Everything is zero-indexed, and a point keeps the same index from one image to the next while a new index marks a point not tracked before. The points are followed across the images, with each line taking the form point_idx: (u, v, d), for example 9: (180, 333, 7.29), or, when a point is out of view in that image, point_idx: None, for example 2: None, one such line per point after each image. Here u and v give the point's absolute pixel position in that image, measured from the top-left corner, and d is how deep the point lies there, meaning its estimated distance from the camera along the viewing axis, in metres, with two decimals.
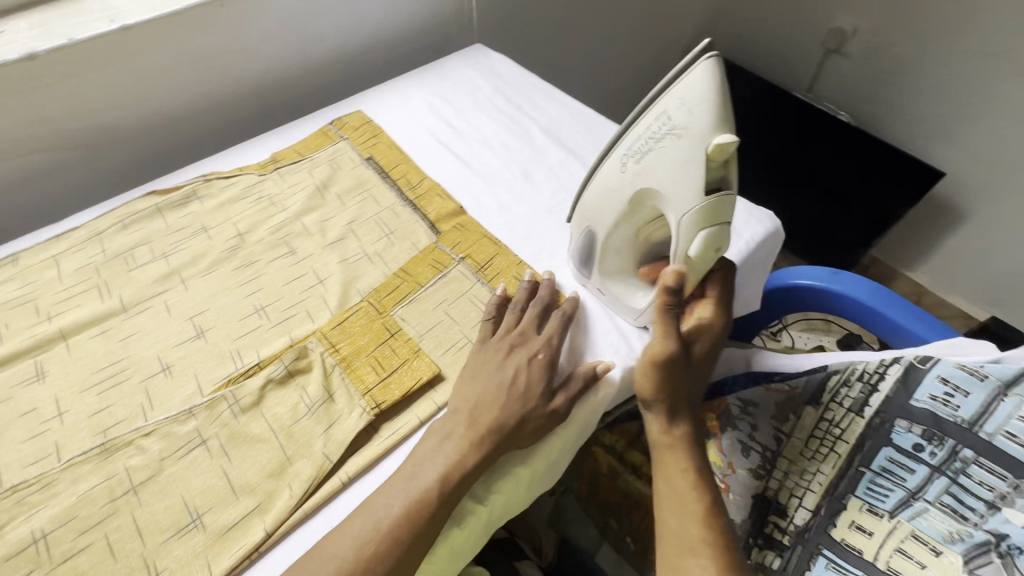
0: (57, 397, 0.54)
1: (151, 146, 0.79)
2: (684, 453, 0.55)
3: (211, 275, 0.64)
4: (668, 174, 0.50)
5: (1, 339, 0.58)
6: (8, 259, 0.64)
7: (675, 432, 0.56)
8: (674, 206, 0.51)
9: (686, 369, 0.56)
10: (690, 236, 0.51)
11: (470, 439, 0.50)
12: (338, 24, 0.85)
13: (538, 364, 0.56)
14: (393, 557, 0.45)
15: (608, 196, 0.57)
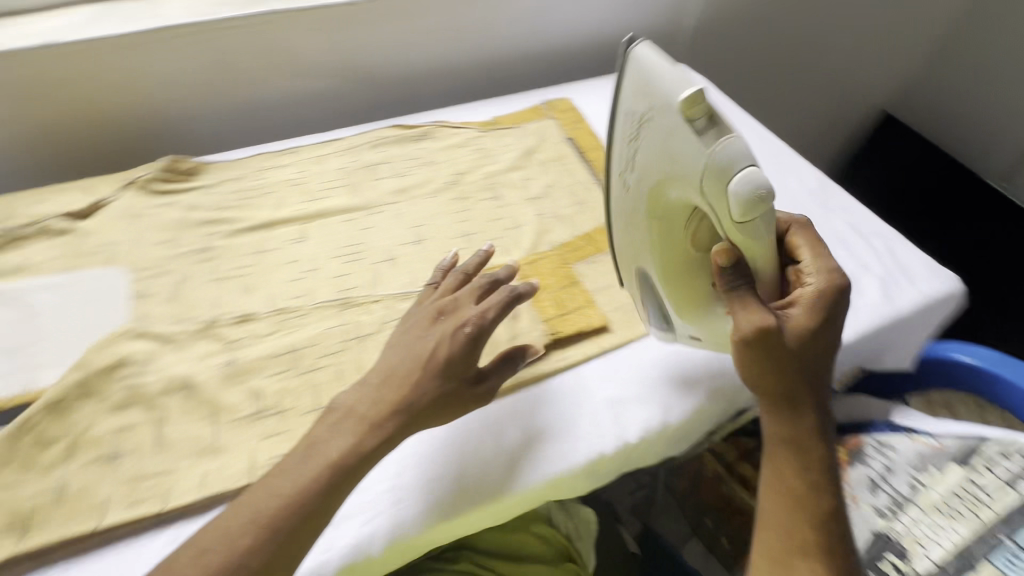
0: (314, 257, 0.69)
1: (398, 92, 0.94)
2: (805, 454, 0.49)
3: (433, 198, 0.77)
4: (658, 160, 0.47)
5: (280, 205, 0.75)
6: (290, 150, 0.82)
7: (793, 430, 0.49)
8: (686, 188, 0.46)
9: (800, 350, 0.48)
10: (731, 199, 0.43)
11: (367, 421, 0.47)
12: (567, 18, 0.96)
13: (463, 337, 0.50)
14: (299, 515, 0.43)
15: (626, 216, 0.54)
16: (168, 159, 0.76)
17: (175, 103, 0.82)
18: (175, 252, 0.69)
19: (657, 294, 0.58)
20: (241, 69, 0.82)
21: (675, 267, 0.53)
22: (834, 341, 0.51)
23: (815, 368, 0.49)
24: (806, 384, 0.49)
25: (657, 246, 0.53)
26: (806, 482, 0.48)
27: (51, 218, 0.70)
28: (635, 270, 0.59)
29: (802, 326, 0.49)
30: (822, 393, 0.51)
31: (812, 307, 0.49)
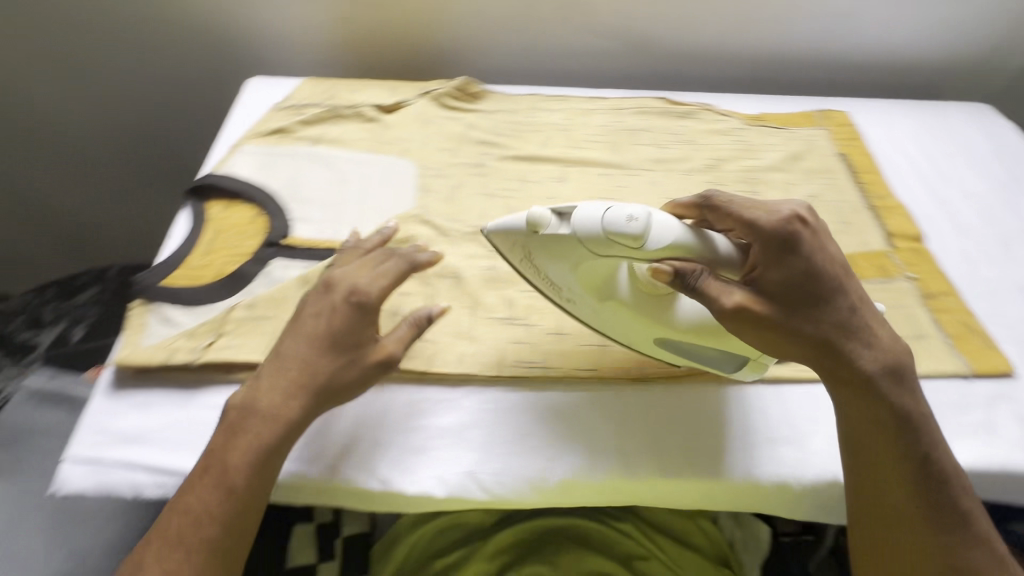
0: (571, 198, 0.72)
1: (665, 67, 0.94)
2: (873, 411, 0.50)
3: (689, 176, 0.77)
4: (549, 263, 0.54)
5: (546, 144, 0.79)
6: (560, 97, 0.86)
7: (853, 392, 0.50)
8: (579, 258, 0.53)
9: (794, 307, 0.49)
10: (605, 239, 0.50)
11: (270, 413, 0.49)
12: (863, 27, 0.90)
13: (349, 308, 0.52)
14: (221, 514, 0.47)
15: (599, 317, 0.56)
16: (460, 80, 0.84)
17: (473, 31, 0.90)
18: (452, 161, 0.76)
19: (687, 347, 0.55)
20: (538, 13, 0.88)
21: (660, 317, 0.54)
22: (823, 278, 0.50)
23: (824, 320, 0.49)
24: (832, 337, 0.49)
25: (638, 318, 0.54)
26: (880, 442, 0.50)
27: (363, 105, 0.81)
28: (659, 351, 0.56)
29: (778, 282, 0.49)
30: (859, 336, 0.50)
31: (777, 259, 0.50)
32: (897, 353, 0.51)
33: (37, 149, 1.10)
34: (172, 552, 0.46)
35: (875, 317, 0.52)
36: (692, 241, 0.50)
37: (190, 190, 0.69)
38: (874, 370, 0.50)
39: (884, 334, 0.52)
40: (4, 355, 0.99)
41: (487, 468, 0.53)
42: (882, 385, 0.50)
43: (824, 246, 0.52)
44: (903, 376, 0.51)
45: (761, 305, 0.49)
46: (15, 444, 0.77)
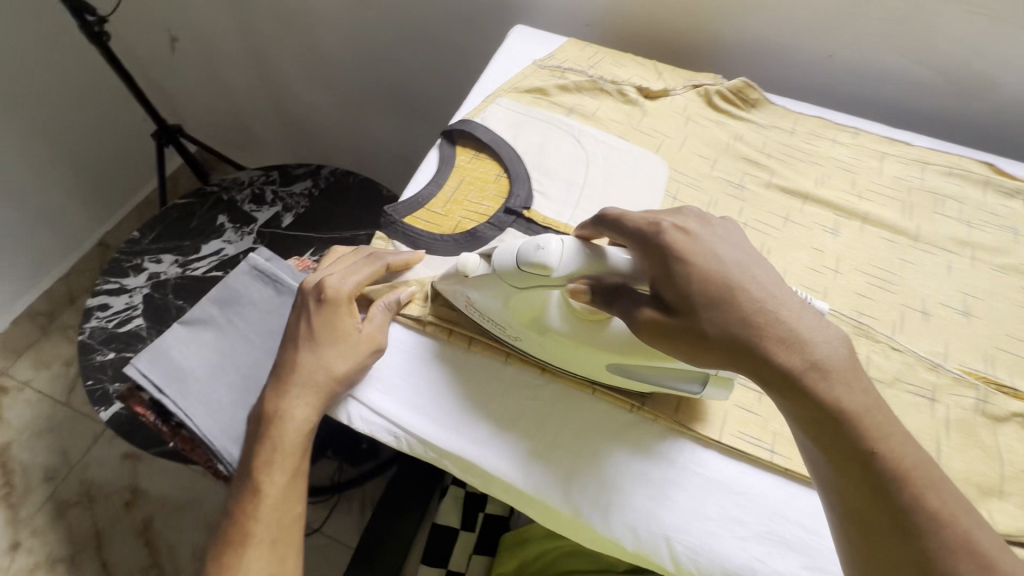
0: (841, 258, 0.61)
1: (987, 120, 0.76)
2: (809, 409, 0.38)
3: (1001, 274, 0.61)
4: (474, 291, 0.50)
5: (822, 183, 0.67)
6: (852, 128, 0.72)
7: (782, 394, 0.38)
8: (503, 292, 0.49)
9: (697, 312, 0.40)
10: (521, 272, 0.46)
11: (279, 422, 0.50)
12: None
13: (321, 306, 0.53)
14: (268, 516, 0.49)
15: (542, 350, 0.51)
16: (741, 82, 0.73)
17: (769, 26, 0.77)
18: (710, 172, 0.67)
19: (637, 372, 0.49)
20: (861, 23, 0.72)
21: (595, 341, 0.48)
22: (721, 277, 0.40)
23: (728, 317, 0.39)
24: (744, 335, 0.39)
25: (577, 346, 0.49)
26: (819, 440, 0.38)
27: (625, 83, 0.74)
28: (610, 378, 0.50)
29: (675, 289, 0.41)
30: (779, 330, 0.39)
31: (667, 266, 0.42)
32: (833, 352, 0.38)
33: (294, 42, 1.17)
34: (227, 552, 0.49)
35: (794, 309, 0.40)
36: (586, 268, 0.45)
37: (443, 131, 0.69)
38: (795, 366, 0.38)
39: (796, 317, 0.39)
40: (231, 221, 1.13)
41: (687, 534, 0.46)
42: (809, 381, 0.38)
43: (705, 241, 0.43)
44: (835, 370, 0.38)
45: (665, 320, 0.41)
46: (231, 306, 0.86)
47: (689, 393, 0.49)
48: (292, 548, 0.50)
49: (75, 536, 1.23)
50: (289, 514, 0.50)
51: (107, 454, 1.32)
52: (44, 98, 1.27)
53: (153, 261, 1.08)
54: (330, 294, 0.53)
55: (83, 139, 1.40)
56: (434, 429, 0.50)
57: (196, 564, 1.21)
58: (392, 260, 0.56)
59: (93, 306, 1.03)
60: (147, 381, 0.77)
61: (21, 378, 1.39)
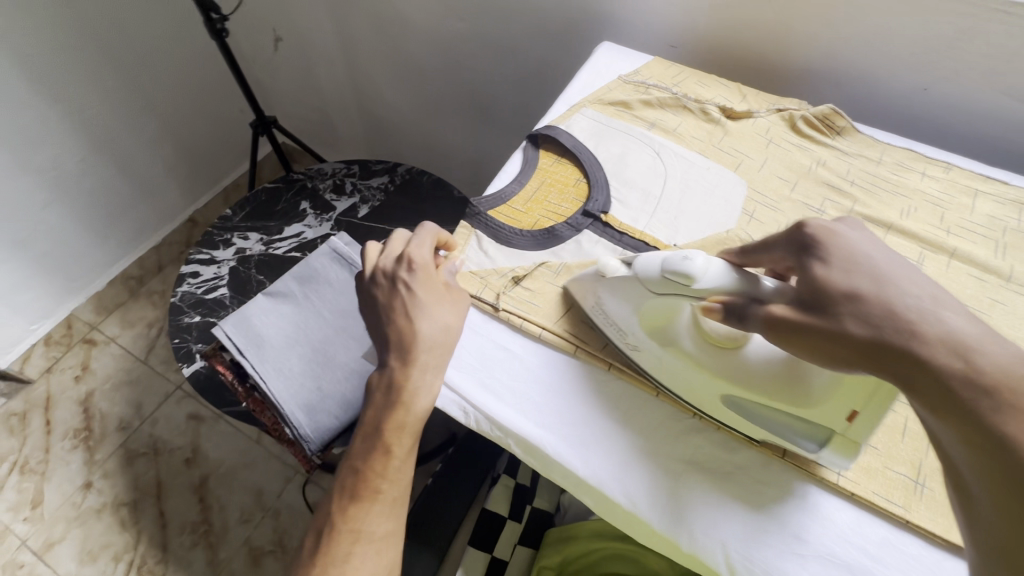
0: None
1: None
2: (968, 431, 0.33)
3: None
4: (610, 294, 0.52)
5: (909, 215, 0.66)
6: (943, 163, 0.70)
7: (932, 408, 0.35)
8: (638, 295, 0.50)
9: (835, 307, 0.40)
10: (663, 279, 0.47)
11: (408, 383, 0.52)
12: None
13: (414, 274, 0.56)
14: (393, 476, 0.52)
15: (661, 366, 0.52)
16: (828, 108, 0.73)
17: (862, 56, 0.77)
18: (790, 194, 0.67)
19: (755, 412, 0.48)
20: (962, 57, 0.71)
21: (718, 366, 0.49)
22: (869, 273, 0.40)
23: (871, 311, 0.38)
24: (887, 332, 0.37)
25: (697, 368, 0.50)
26: (977, 466, 0.33)
27: (709, 102, 0.75)
28: (723, 410, 0.50)
29: (807, 285, 0.42)
30: (936, 332, 0.36)
31: (809, 267, 0.43)
32: (1022, 372, 0.33)
33: (385, 47, 1.25)
34: (352, 505, 0.51)
35: (961, 313, 0.37)
36: (730, 284, 0.46)
37: (528, 135, 0.72)
38: (954, 379, 0.34)
39: (965, 326, 0.35)
40: (312, 208, 1.21)
41: (744, 545, 0.46)
42: (974, 402, 0.33)
43: (852, 238, 0.43)
44: (1019, 392, 0.32)
45: (796, 317, 0.41)
46: (309, 283, 0.93)
47: (802, 450, 0.47)
48: (404, 508, 0.53)
49: (139, 484, 1.33)
50: (405, 477, 0.53)
51: (174, 413, 1.42)
52: (160, 82, 1.41)
53: (241, 238, 1.18)
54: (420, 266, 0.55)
55: (188, 122, 1.54)
56: (506, 412, 0.52)
57: (243, 526, 1.28)
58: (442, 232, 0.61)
59: (185, 273, 1.12)
60: (231, 342, 0.84)
61: (109, 334, 1.52)
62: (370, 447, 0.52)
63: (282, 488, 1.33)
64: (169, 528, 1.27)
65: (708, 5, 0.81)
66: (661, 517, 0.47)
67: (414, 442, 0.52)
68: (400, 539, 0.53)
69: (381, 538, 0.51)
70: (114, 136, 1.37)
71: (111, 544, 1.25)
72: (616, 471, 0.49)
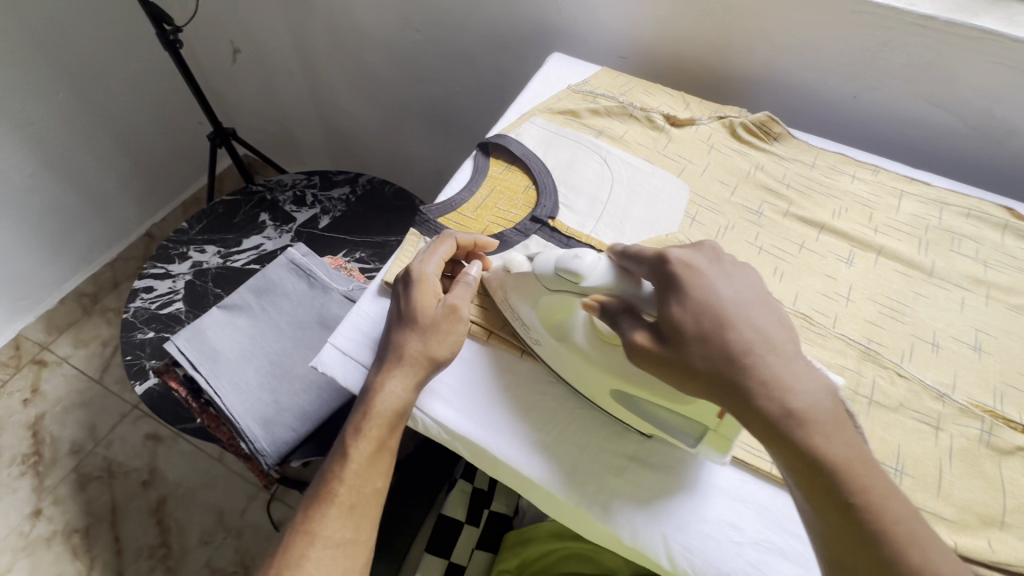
0: (853, 286, 0.63)
1: (1007, 167, 0.78)
2: (789, 454, 0.41)
3: (1013, 314, 0.62)
4: (518, 297, 0.54)
5: (840, 216, 0.69)
6: (872, 166, 0.74)
7: (765, 436, 0.42)
8: (534, 292, 0.53)
9: (686, 345, 0.43)
10: (557, 277, 0.50)
11: (372, 387, 0.51)
12: None
13: (412, 290, 0.55)
14: (353, 482, 0.51)
15: (559, 360, 0.53)
16: (765, 116, 0.77)
17: (796, 66, 0.81)
18: (730, 198, 0.70)
19: (646, 408, 0.50)
20: (885, 67, 0.76)
21: (599, 362, 0.51)
22: (713, 312, 0.44)
23: (713, 352, 0.43)
24: (723, 369, 0.42)
25: (583, 361, 0.51)
26: (799, 475, 0.41)
27: (654, 110, 0.78)
28: (608, 403, 0.52)
29: (664, 319, 0.45)
30: (762, 375, 0.42)
31: (663, 295, 0.46)
32: (814, 406, 0.42)
33: (344, 58, 1.25)
34: (311, 507, 0.51)
35: (783, 354, 0.43)
36: (610, 286, 0.48)
37: (479, 144, 0.74)
38: (774, 412, 0.41)
39: (783, 370, 0.43)
40: (272, 219, 1.20)
41: (684, 534, 0.48)
42: (788, 431, 0.41)
43: (706, 273, 0.46)
44: (816, 421, 0.41)
45: (653, 346, 0.45)
46: (266, 295, 0.91)
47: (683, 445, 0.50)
48: (367, 518, 0.52)
49: (92, 509, 1.28)
50: (368, 486, 0.52)
51: (131, 434, 1.37)
52: (114, 93, 1.38)
53: (197, 251, 1.16)
54: (419, 276, 0.55)
55: (144, 134, 1.51)
56: (456, 416, 0.53)
57: (204, 548, 1.24)
58: (460, 238, 0.59)
59: (139, 287, 1.10)
60: (184, 357, 0.82)
61: (61, 353, 1.47)
62: (337, 449, 0.52)
63: (246, 506, 1.30)
64: (126, 554, 1.23)
65: (652, 17, 0.85)
66: (608, 513, 0.49)
67: (376, 449, 0.51)
68: (361, 550, 0.51)
69: (337, 544, 0.50)
70: (65, 149, 1.33)
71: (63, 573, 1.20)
72: (563, 471, 0.50)
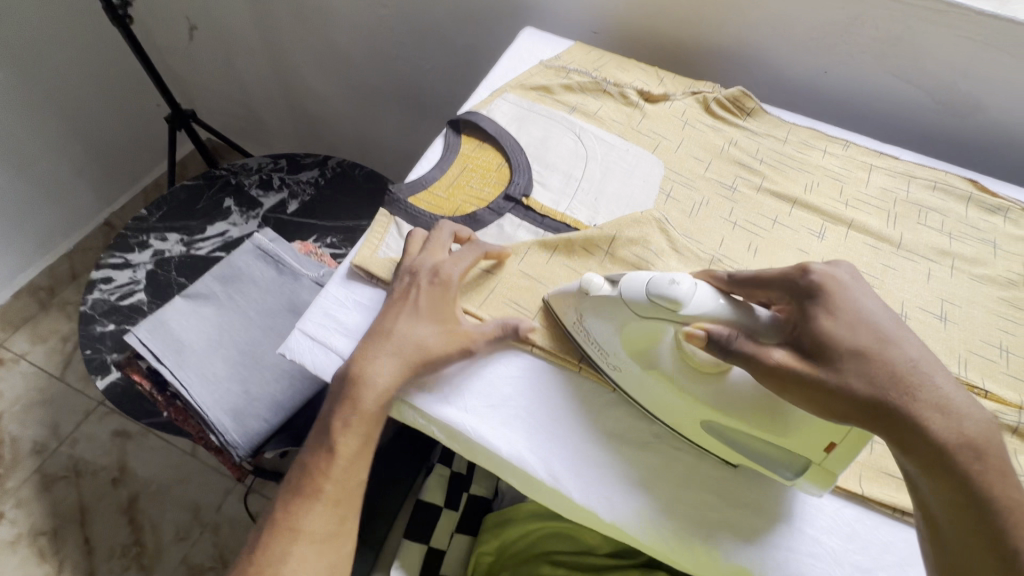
0: (825, 259, 0.64)
1: (972, 140, 0.80)
2: (959, 492, 0.38)
3: (975, 283, 0.63)
4: (597, 314, 0.51)
5: (812, 190, 0.70)
6: (843, 141, 0.75)
7: (926, 470, 0.39)
8: (623, 316, 0.49)
9: (839, 364, 0.41)
10: (652, 303, 0.46)
11: (367, 378, 0.50)
12: None
13: (431, 288, 0.54)
14: (337, 476, 0.50)
15: (643, 387, 0.51)
16: (738, 91, 0.76)
17: (769, 41, 0.80)
18: (704, 173, 0.70)
19: (735, 436, 0.48)
20: (855, 41, 0.76)
21: (699, 391, 0.48)
22: (866, 327, 0.42)
23: (878, 374, 0.40)
24: (888, 394, 0.40)
25: (677, 389, 0.48)
26: (957, 507, 0.39)
27: (628, 86, 0.77)
28: (700, 433, 0.49)
29: (812, 334, 0.43)
30: (928, 396, 0.40)
31: (806, 310, 0.44)
32: (987, 433, 0.39)
33: (308, 35, 1.20)
34: (294, 499, 0.49)
35: (945, 376, 0.41)
36: (718, 313, 0.45)
37: (450, 121, 0.71)
38: (951, 442, 0.39)
39: (949, 390, 0.40)
40: (237, 205, 1.15)
41: (655, 510, 0.48)
42: (960, 459, 0.38)
43: (854, 291, 0.44)
44: (987, 447, 0.39)
45: (801, 365, 0.42)
46: (232, 283, 0.88)
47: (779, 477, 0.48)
48: (351, 511, 0.51)
49: (59, 510, 1.23)
50: (354, 480, 0.51)
51: (97, 431, 1.32)
52: (63, 75, 1.30)
53: (158, 239, 1.11)
54: (442, 277, 0.54)
55: (97, 118, 1.43)
56: (438, 402, 0.52)
57: (180, 544, 1.21)
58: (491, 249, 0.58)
59: (96, 278, 1.05)
60: (146, 348, 0.78)
61: (18, 350, 1.40)
62: (321, 441, 0.50)
63: (221, 500, 1.27)
64: (97, 554, 1.19)
65: None
66: (583, 490, 0.49)
67: (364, 444, 0.50)
68: (342, 544, 0.50)
69: (320, 538, 0.49)
70: (10, 133, 1.25)
71: None
72: (541, 451, 0.50)
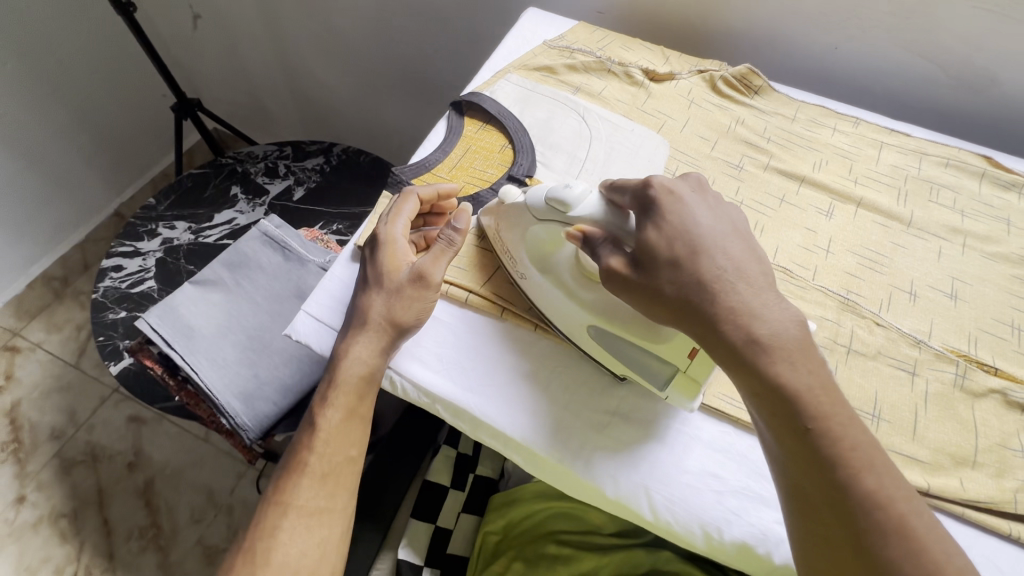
0: (834, 239, 0.63)
1: (987, 116, 0.78)
2: (760, 385, 0.40)
3: (988, 261, 0.62)
4: (511, 228, 0.54)
5: (820, 168, 0.69)
6: (853, 118, 0.73)
7: (728, 365, 0.41)
8: (528, 222, 0.53)
9: (656, 269, 0.43)
10: (547, 207, 0.50)
11: (339, 354, 0.51)
12: None
13: (378, 255, 0.54)
14: (325, 452, 0.50)
15: (545, 298, 0.53)
16: (745, 68, 0.75)
17: (778, 17, 0.79)
18: (710, 153, 0.69)
19: (616, 347, 0.50)
20: (867, 15, 0.74)
21: (588, 300, 0.50)
22: (684, 237, 0.43)
23: (684, 277, 0.42)
24: (693, 296, 0.42)
25: (569, 301, 0.51)
26: (770, 417, 0.40)
27: (632, 65, 0.76)
28: (592, 348, 0.52)
29: (639, 246, 0.44)
30: (732, 299, 0.41)
31: (639, 223, 0.45)
32: (782, 332, 0.40)
33: (310, 20, 1.19)
34: (285, 476, 0.51)
35: (754, 284, 0.42)
36: (598, 216, 0.48)
37: (452, 102, 0.71)
38: (742, 339, 0.40)
39: (753, 293, 0.41)
40: (243, 192, 1.16)
41: (666, 487, 0.48)
42: (754, 355, 0.40)
43: (687, 204, 0.45)
44: (783, 347, 0.40)
45: (626, 270, 0.44)
46: (240, 269, 0.88)
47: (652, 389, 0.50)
48: (342, 487, 0.51)
49: (78, 493, 1.26)
50: (341, 455, 0.51)
51: (112, 417, 1.35)
52: (70, 64, 1.31)
53: (167, 227, 1.12)
54: (383, 239, 0.54)
55: (104, 108, 1.43)
56: (433, 377, 0.52)
57: (195, 526, 1.24)
58: (425, 193, 0.57)
59: (107, 266, 1.06)
60: (157, 334, 0.79)
61: (33, 339, 1.42)
62: (309, 419, 0.52)
63: (235, 484, 1.29)
64: (115, 535, 1.22)
65: None
66: (585, 467, 0.49)
67: (345, 416, 0.51)
68: (336, 520, 0.50)
69: (312, 514, 0.49)
70: (19, 123, 1.26)
71: (52, 557, 1.19)
72: (546, 429, 0.50)
